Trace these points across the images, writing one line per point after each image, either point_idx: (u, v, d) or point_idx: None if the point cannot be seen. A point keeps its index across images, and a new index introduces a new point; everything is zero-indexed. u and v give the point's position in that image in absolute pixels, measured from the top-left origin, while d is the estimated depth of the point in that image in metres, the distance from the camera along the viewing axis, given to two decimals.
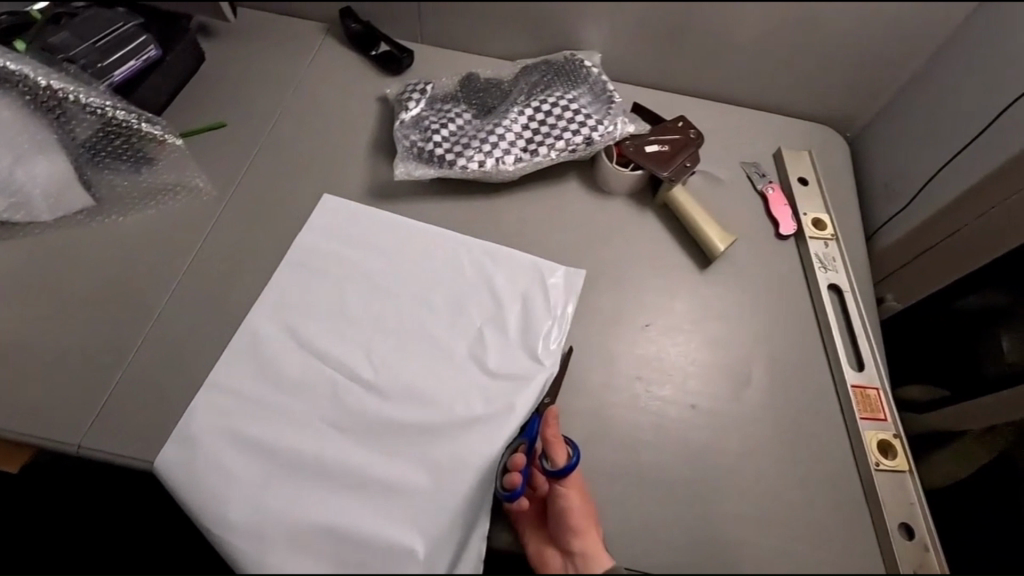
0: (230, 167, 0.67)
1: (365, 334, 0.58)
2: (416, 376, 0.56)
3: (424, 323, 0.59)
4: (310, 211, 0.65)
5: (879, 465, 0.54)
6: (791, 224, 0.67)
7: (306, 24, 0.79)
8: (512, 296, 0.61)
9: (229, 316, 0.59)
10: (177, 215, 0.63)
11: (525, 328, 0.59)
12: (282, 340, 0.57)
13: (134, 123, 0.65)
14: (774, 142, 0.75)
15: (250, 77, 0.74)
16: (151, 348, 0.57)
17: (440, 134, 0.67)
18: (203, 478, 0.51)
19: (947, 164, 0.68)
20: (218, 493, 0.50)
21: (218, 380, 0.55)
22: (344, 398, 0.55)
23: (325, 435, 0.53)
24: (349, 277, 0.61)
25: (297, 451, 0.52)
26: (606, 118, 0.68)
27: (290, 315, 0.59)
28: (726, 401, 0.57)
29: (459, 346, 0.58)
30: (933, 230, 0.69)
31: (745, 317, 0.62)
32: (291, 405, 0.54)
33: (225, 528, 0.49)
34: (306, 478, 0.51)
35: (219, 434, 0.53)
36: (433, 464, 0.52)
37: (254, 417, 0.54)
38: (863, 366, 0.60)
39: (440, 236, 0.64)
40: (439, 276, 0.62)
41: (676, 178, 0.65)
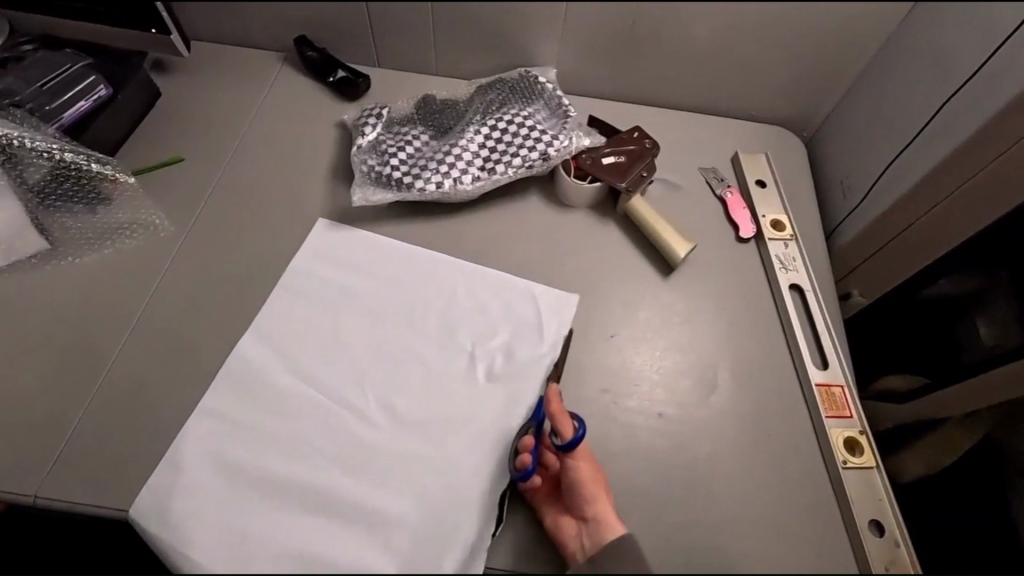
0: (187, 201, 0.67)
1: (354, 357, 0.58)
2: (407, 400, 0.56)
3: (414, 345, 0.58)
4: (269, 241, 0.65)
5: (846, 463, 0.55)
6: (750, 226, 0.68)
7: (263, 54, 0.79)
8: (501, 317, 0.60)
9: (189, 352, 0.58)
10: (134, 253, 0.63)
11: (515, 347, 0.59)
12: (272, 365, 0.57)
13: (84, 164, 0.64)
14: (731, 147, 0.76)
15: (208, 109, 0.74)
16: (109, 391, 0.56)
17: (398, 157, 0.67)
18: (183, 507, 0.50)
19: (894, 162, 0.69)
20: (196, 524, 0.49)
21: (208, 408, 0.55)
22: (334, 423, 0.54)
23: (310, 463, 0.52)
24: (339, 301, 0.61)
25: (284, 479, 0.51)
26: (561, 132, 0.68)
27: (279, 340, 0.58)
28: (693, 407, 0.58)
29: (449, 368, 0.57)
30: (889, 225, 0.70)
31: (709, 322, 0.63)
32: (280, 432, 0.54)
33: (200, 561, 0.47)
34: (288, 507, 0.50)
35: (202, 462, 0.52)
36: (424, 488, 0.51)
37: (239, 444, 0.53)
38: (827, 365, 0.60)
39: (427, 257, 0.64)
40: (427, 296, 0.61)
41: (634, 188, 0.66)
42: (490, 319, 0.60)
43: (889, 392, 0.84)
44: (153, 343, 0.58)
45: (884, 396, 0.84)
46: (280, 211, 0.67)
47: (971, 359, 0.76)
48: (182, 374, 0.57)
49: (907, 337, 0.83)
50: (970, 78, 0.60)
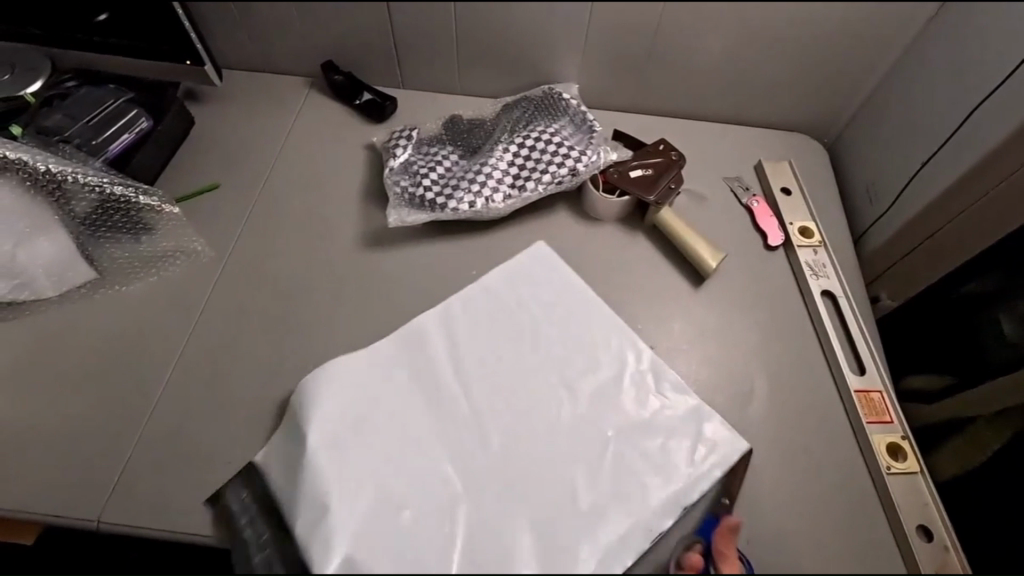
0: (226, 227, 0.68)
1: (458, 361, 0.57)
2: (553, 441, 0.53)
3: (551, 380, 0.56)
4: (307, 264, 0.66)
5: (890, 468, 0.55)
6: (779, 234, 0.69)
7: (290, 80, 0.81)
8: (625, 359, 0.58)
9: (235, 375, 0.59)
10: (181, 280, 0.65)
11: (622, 394, 0.56)
12: (383, 353, 0.57)
13: (133, 196, 0.66)
14: (754, 155, 0.77)
15: (242, 137, 0.76)
16: (162, 415, 0.57)
17: (430, 178, 0.68)
18: (327, 548, 0.48)
19: (924, 167, 0.69)
20: (342, 566, 0.47)
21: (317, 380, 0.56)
22: (425, 421, 0.54)
23: (393, 457, 0.52)
24: (455, 305, 0.61)
25: (363, 471, 0.51)
26: (588, 148, 0.69)
27: (411, 373, 0.56)
28: (732, 417, 0.58)
29: (587, 408, 0.55)
30: (917, 229, 0.71)
31: (742, 331, 0.63)
32: (374, 421, 0.53)
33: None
34: (435, 554, 0.48)
35: (341, 500, 0.49)
36: (487, 509, 0.50)
37: (381, 482, 0.50)
38: (864, 370, 0.60)
39: (544, 281, 0.62)
40: (551, 330, 0.59)
41: (663, 201, 0.67)
42: (617, 356, 0.58)
43: (917, 393, 0.84)
44: (201, 366, 0.60)
45: (912, 396, 0.84)
46: (315, 234, 0.69)
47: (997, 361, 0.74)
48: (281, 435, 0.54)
49: (931, 337, 0.82)
50: (1003, 83, 0.60)
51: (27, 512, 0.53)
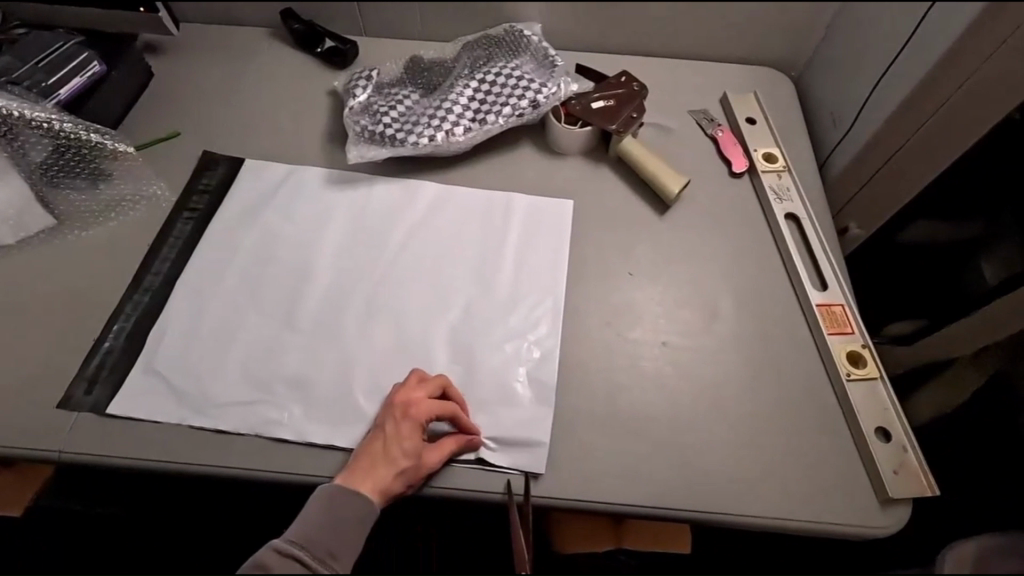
0: (185, 170, 0.68)
1: (356, 241, 0.62)
2: (411, 347, 0.56)
3: (445, 286, 0.60)
4: (263, 191, 0.66)
5: (850, 375, 0.55)
6: (743, 161, 0.69)
7: (250, 31, 0.81)
8: (524, 254, 0.62)
9: (189, 302, 0.58)
10: (143, 223, 0.64)
11: (516, 281, 0.60)
12: (288, 230, 0.63)
13: (84, 134, 0.65)
14: (720, 88, 0.77)
15: (203, 85, 0.75)
16: (122, 352, 0.56)
17: (390, 115, 0.68)
18: (170, 334, 0.56)
19: (867, 101, 0.68)
20: (172, 354, 0.55)
21: (219, 246, 0.62)
22: (316, 286, 0.59)
23: (283, 312, 0.58)
24: (365, 197, 0.66)
25: (255, 320, 0.57)
26: (549, 81, 0.69)
27: (325, 247, 0.62)
28: (697, 335, 0.58)
29: (460, 321, 0.58)
30: (873, 157, 0.70)
31: (708, 254, 0.63)
32: (269, 283, 0.59)
33: (148, 381, 0.54)
34: (243, 379, 0.54)
35: (216, 310, 0.58)
36: (362, 364, 0.55)
37: (247, 314, 0.58)
38: (826, 286, 0.60)
39: (462, 191, 0.66)
40: (480, 239, 0.63)
41: (625, 129, 0.66)
42: (536, 285, 0.60)
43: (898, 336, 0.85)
44: (162, 303, 0.59)
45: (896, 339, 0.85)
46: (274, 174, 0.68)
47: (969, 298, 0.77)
48: (204, 238, 0.62)
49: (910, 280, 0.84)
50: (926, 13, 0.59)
51: None
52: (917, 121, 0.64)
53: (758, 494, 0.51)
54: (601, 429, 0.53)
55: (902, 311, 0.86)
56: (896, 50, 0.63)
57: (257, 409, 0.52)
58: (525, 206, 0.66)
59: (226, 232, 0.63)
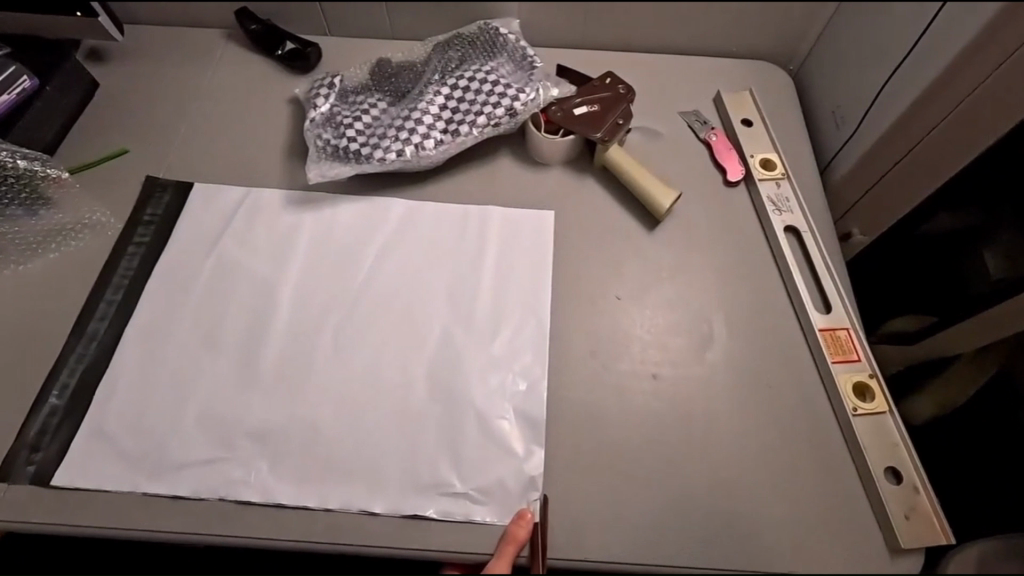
0: (132, 195, 0.62)
1: (321, 274, 0.57)
2: (382, 386, 0.51)
3: (417, 318, 0.55)
4: (220, 216, 0.61)
5: (857, 409, 0.50)
6: (739, 169, 0.64)
7: (205, 33, 0.74)
8: (506, 280, 0.57)
9: (139, 347, 0.53)
10: (88, 255, 0.59)
11: (499, 313, 0.55)
12: (247, 262, 0.58)
13: (10, 161, 0.59)
14: (714, 86, 0.71)
15: (152, 95, 0.69)
16: (65, 404, 0.51)
17: (354, 128, 0.62)
18: (120, 387, 0.52)
19: (875, 101, 0.63)
20: (123, 411, 0.51)
21: (173, 284, 0.57)
22: (280, 326, 0.54)
23: (244, 356, 0.53)
24: (330, 221, 0.60)
25: (213, 368, 0.52)
26: (527, 84, 0.63)
27: (288, 280, 0.57)
28: (691, 363, 0.54)
29: (437, 358, 0.53)
30: (880, 160, 0.64)
31: (702, 273, 0.58)
32: (228, 325, 0.55)
33: (98, 444, 0.49)
34: (201, 436, 0.49)
35: (170, 358, 0.53)
36: (332, 413, 0.50)
37: (203, 360, 0.53)
38: (829, 308, 0.56)
39: (435, 209, 0.61)
40: (454, 262, 0.58)
41: (610, 138, 0.61)
42: (517, 310, 0.55)
43: (901, 334, 0.79)
44: (109, 346, 0.54)
45: (896, 337, 0.79)
46: (230, 194, 0.62)
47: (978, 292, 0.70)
48: (158, 274, 0.57)
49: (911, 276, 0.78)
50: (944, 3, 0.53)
51: None
52: (932, 120, 0.58)
53: (754, 541, 0.47)
54: (586, 473, 0.49)
55: (905, 304, 0.80)
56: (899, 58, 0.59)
57: (218, 471, 0.48)
58: (501, 222, 0.60)
59: (178, 267, 0.58)
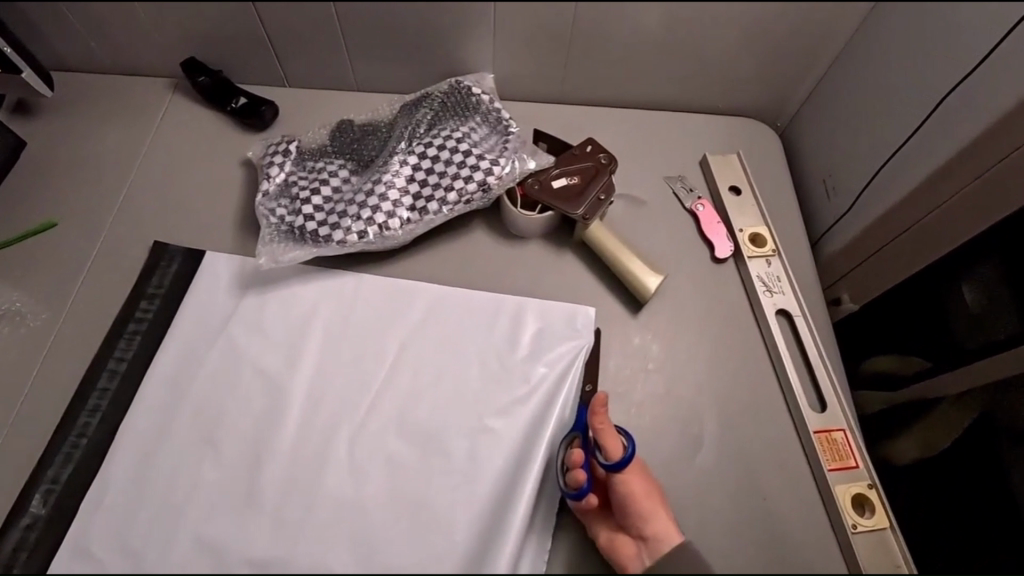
0: (66, 277, 0.57)
1: (331, 371, 0.52)
2: (401, 513, 0.47)
3: (438, 430, 0.50)
4: (217, 297, 0.55)
5: (856, 526, 0.47)
6: (727, 244, 0.60)
7: (144, 83, 0.67)
8: (531, 375, 0.52)
9: (128, 453, 0.49)
10: (38, 350, 0.54)
11: (524, 416, 0.51)
12: (250, 356, 0.53)
13: None
14: (700, 147, 0.67)
15: (87, 158, 0.63)
16: (47, 515, 0.48)
17: (312, 203, 0.56)
18: (106, 504, 0.47)
19: (875, 178, 0.62)
20: (111, 528, 0.46)
21: (167, 378, 0.52)
22: (286, 435, 0.50)
23: (248, 469, 0.48)
24: (343, 308, 0.55)
25: (213, 482, 0.48)
26: (503, 155, 0.58)
27: (296, 380, 0.52)
28: (680, 473, 0.50)
29: (458, 474, 0.48)
30: (875, 237, 0.63)
31: (690, 364, 0.55)
32: (229, 432, 0.50)
33: (83, 570, 0.45)
34: (196, 564, 0.45)
35: (165, 471, 0.48)
36: (342, 542, 0.46)
37: (201, 472, 0.48)
38: (825, 405, 0.52)
39: (447, 293, 0.56)
40: (481, 358, 0.53)
41: (591, 215, 0.57)
42: (552, 420, 0.51)
43: (885, 377, 0.75)
44: (101, 449, 0.50)
45: (878, 382, 0.76)
46: (233, 272, 0.56)
47: (972, 342, 0.67)
48: (153, 367, 0.52)
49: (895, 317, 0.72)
50: (956, 87, 0.53)
51: None
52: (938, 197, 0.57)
53: None
54: None
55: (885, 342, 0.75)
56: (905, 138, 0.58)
57: None
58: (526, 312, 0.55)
59: (178, 358, 0.52)
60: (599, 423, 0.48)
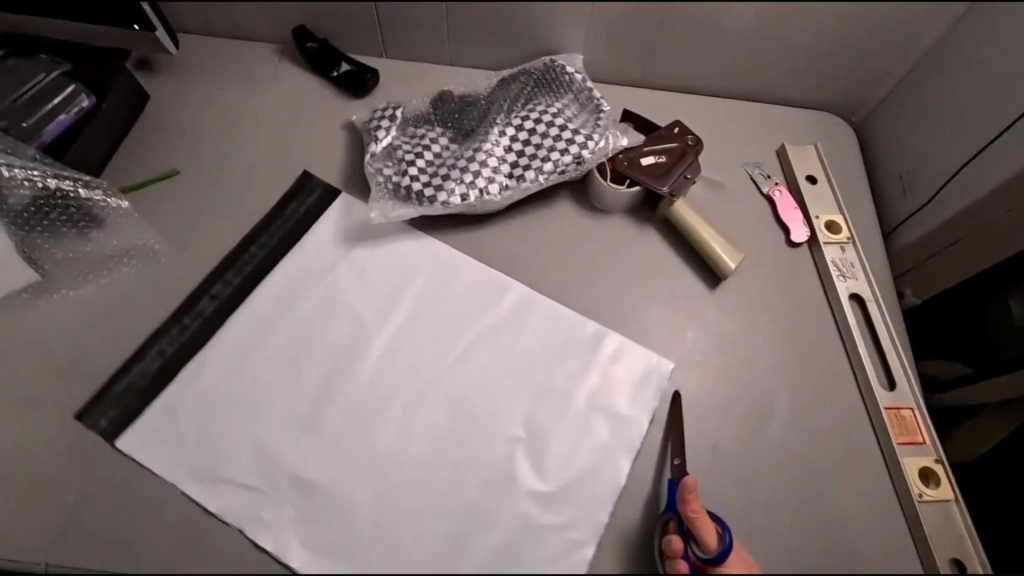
0: (188, 218, 0.61)
1: (417, 332, 0.56)
2: (440, 477, 0.50)
3: (513, 404, 0.53)
4: (331, 236, 0.60)
5: (922, 496, 0.50)
6: (803, 230, 0.62)
7: (256, 47, 0.72)
8: (613, 347, 0.56)
9: (225, 351, 0.54)
10: (160, 279, 0.58)
11: (600, 393, 0.54)
12: (345, 303, 0.57)
13: (72, 189, 0.59)
14: (778, 137, 0.70)
15: (202, 114, 0.68)
16: (135, 375, 0.53)
17: (417, 165, 0.60)
18: (191, 383, 0.52)
19: (956, 175, 0.63)
20: (190, 405, 0.52)
21: (269, 300, 0.56)
22: (364, 378, 0.53)
23: (322, 401, 0.52)
24: (433, 276, 0.59)
25: (289, 398, 0.52)
26: (596, 131, 0.61)
27: (379, 337, 0.56)
28: (752, 436, 0.53)
29: (519, 442, 0.51)
30: (933, 242, 0.66)
31: (765, 340, 0.58)
32: (312, 365, 0.54)
33: (157, 424, 0.51)
34: (252, 462, 0.50)
35: (250, 389, 0.52)
36: (378, 488, 0.49)
37: (278, 389, 0.53)
38: (894, 384, 0.55)
39: (534, 262, 0.61)
40: (563, 337, 0.56)
41: (677, 193, 0.60)
42: (628, 398, 0.54)
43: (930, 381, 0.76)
44: (203, 338, 0.55)
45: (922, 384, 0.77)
46: (349, 219, 0.61)
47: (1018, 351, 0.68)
48: (265, 283, 0.57)
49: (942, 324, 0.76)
50: None
51: None
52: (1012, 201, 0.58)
53: None
54: (646, 545, 0.49)
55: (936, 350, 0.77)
56: (986, 141, 0.60)
57: (252, 509, 0.48)
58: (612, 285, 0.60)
59: (284, 283, 0.57)
60: (693, 513, 0.46)
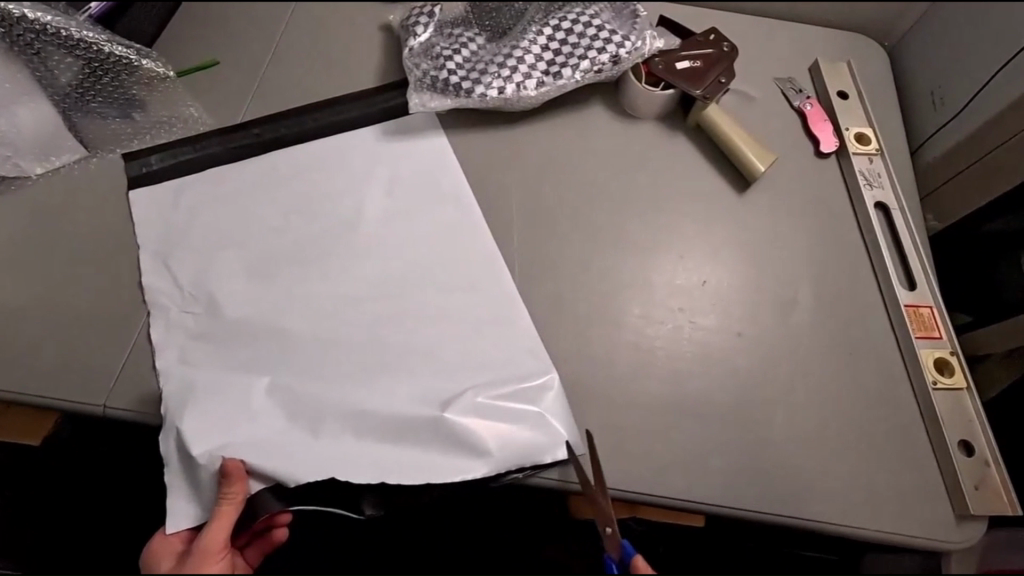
0: (228, 102, 0.63)
1: (416, 221, 0.57)
2: (414, 346, 0.52)
3: (501, 294, 0.54)
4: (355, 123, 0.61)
5: (936, 383, 0.53)
6: (833, 140, 0.63)
7: None
8: (635, 244, 0.58)
9: (230, 206, 0.57)
10: (206, 156, 0.59)
11: (614, 288, 0.56)
12: (348, 188, 0.58)
13: (130, 58, 0.59)
14: (811, 54, 0.70)
15: (237, 10, 0.68)
16: (145, 212, 0.56)
17: (454, 60, 0.61)
18: (191, 225, 0.56)
19: (992, 80, 0.62)
20: (188, 241, 0.55)
21: (279, 171, 0.59)
22: (357, 252, 0.55)
23: (312, 263, 0.55)
24: (439, 174, 0.60)
25: (283, 254, 0.55)
26: (632, 32, 0.62)
27: (374, 219, 0.57)
28: (773, 327, 0.55)
29: (497, 323, 0.53)
30: (958, 160, 0.64)
31: (790, 241, 0.59)
32: (307, 237, 0.56)
33: (156, 250, 0.54)
34: (238, 298, 0.53)
35: (239, 254, 0.55)
36: (350, 345, 0.51)
37: (273, 244, 0.55)
38: (914, 285, 0.57)
39: (565, 161, 0.61)
40: (578, 235, 0.58)
41: (711, 96, 0.60)
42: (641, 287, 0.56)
43: None
44: (207, 191, 0.57)
45: None
46: (384, 111, 0.62)
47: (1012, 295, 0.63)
48: (278, 156, 0.59)
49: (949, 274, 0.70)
50: None
51: (32, 393, 0.49)
52: None
53: (824, 494, 0.49)
54: (667, 421, 0.51)
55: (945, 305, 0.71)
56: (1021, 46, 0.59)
57: (233, 339, 0.51)
58: (641, 185, 0.61)
59: (297, 160, 0.59)
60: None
